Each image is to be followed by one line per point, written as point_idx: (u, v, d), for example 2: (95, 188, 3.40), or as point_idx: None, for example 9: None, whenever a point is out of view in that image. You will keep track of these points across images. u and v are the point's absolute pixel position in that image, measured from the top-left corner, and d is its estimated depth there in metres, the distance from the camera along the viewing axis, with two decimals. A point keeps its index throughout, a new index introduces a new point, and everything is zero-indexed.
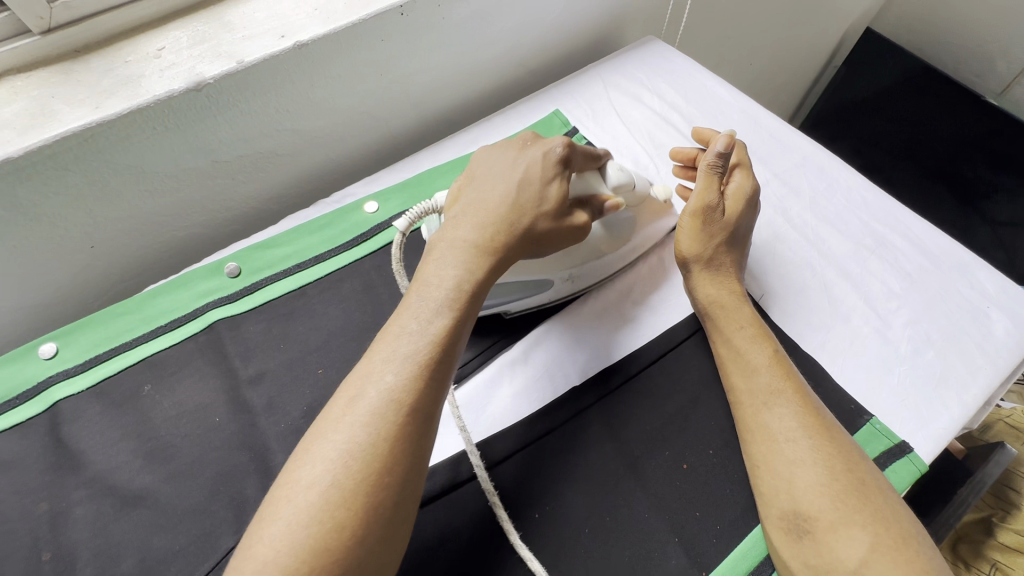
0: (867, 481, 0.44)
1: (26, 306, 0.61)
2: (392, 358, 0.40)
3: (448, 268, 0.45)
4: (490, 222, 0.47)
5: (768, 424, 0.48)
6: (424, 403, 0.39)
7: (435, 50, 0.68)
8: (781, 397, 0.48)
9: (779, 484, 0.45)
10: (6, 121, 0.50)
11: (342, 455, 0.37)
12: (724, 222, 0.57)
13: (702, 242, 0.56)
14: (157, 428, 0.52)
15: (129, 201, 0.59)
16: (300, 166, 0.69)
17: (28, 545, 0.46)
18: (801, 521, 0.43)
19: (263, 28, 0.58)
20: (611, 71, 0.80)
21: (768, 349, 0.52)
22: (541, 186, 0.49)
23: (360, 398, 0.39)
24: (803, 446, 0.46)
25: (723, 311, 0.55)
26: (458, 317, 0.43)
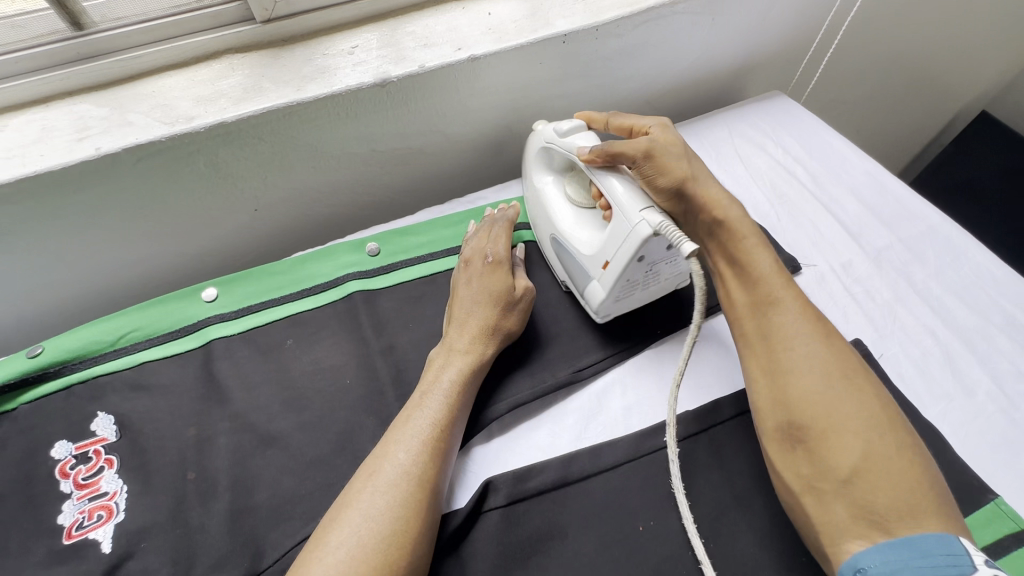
0: (861, 386, 0.45)
1: (190, 254, 0.68)
2: (407, 438, 0.47)
3: (444, 369, 0.52)
4: (472, 331, 0.55)
5: (774, 398, 0.46)
6: (431, 480, 0.45)
7: (581, 78, 0.73)
8: (779, 301, 0.50)
9: (775, 392, 0.46)
10: (223, 92, 0.58)
11: (365, 533, 0.41)
12: (702, 184, 0.56)
13: (672, 167, 0.56)
14: (294, 379, 0.56)
15: (296, 174, 0.66)
16: (439, 165, 0.75)
17: (176, 463, 0.51)
18: (794, 431, 0.45)
19: (442, 40, 0.64)
20: (737, 118, 0.83)
21: (780, 320, 0.49)
22: (505, 293, 0.57)
23: (379, 473, 0.45)
24: (798, 352, 0.47)
25: (729, 229, 0.54)
26: (452, 407, 0.50)
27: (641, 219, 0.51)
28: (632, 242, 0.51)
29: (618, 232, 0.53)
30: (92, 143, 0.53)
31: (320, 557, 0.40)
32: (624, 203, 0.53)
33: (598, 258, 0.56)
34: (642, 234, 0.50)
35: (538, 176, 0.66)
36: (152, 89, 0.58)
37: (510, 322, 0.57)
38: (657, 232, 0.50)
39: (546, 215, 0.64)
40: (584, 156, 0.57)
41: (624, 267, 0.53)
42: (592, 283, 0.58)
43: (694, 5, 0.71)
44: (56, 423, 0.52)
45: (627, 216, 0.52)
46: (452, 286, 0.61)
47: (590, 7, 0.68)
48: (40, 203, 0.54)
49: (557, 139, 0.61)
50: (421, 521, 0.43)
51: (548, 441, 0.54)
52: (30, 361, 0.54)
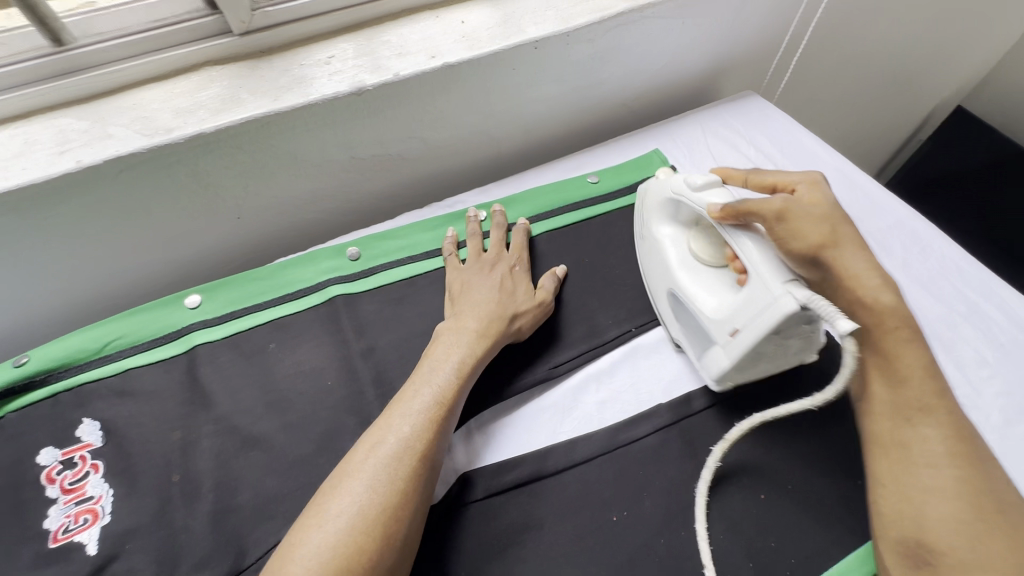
0: (1020, 525, 0.40)
1: (174, 263, 0.69)
2: (411, 411, 0.48)
3: (455, 348, 0.54)
4: (487, 317, 0.57)
5: (904, 513, 0.42)
6: (431, 454, 0.47)
7: (555, 83, 0.75)
8: (930, 416, 0.43)
9: (908, 511, 0.42)
10: (203, 103, 0.60)
11: (365, 501, 0.42)
12: (849, 261, 0.49)
13: (810, 231, 0.50)
14: (277, 382, 0.58)
15: (277, 182, 0.67)
16: (418, 170, 0.76)
17: (161, 466, 0.52)
18: (920, 549, 0.41)
19: (416, 48, 0.66)
20: (711, 119, 0.85)
21: (925, 433, 0.43)
22: (530, 300, 0.60)
23: (380, 444, 0.46)
24: (944, 473, 0.41)
25: (881, 325, 0.47)
26: (459, 387, 0.51)
27: (786, 291, 0.47)
28: (774, 316, 0.48)
29: (753, 300, 0.50)
30: (73, 156, 0.55)
31: (319, 523, 0.41)
32: (761, 269, 0.50)
33: (727, 324, 0.52)
34: (787, 308, 0.46)
35: (657, 224, 0.64)
36: (132, 102, 0.60)
37: (528, 324, 0.59)
38: (805, 307, 0.46)
39: (665, 270, 0.61)
40: (716, 211, 0.54)
41: (758, 339, 0.49)
42: (715, 348, 0.54)
43: (663, 9, 0.73)
44: (42, 430, 0.54)
45: (768, 285, 0.49)
46: (462, 273, 0.62)
47: (561, 14, 0.70)
48: (23, 216, 0.55)
49: (688, 194, 0.58)
50: (418, 493, 0.45)
51: (524, 436, 0.55)
52: (16, 370, 0.55)
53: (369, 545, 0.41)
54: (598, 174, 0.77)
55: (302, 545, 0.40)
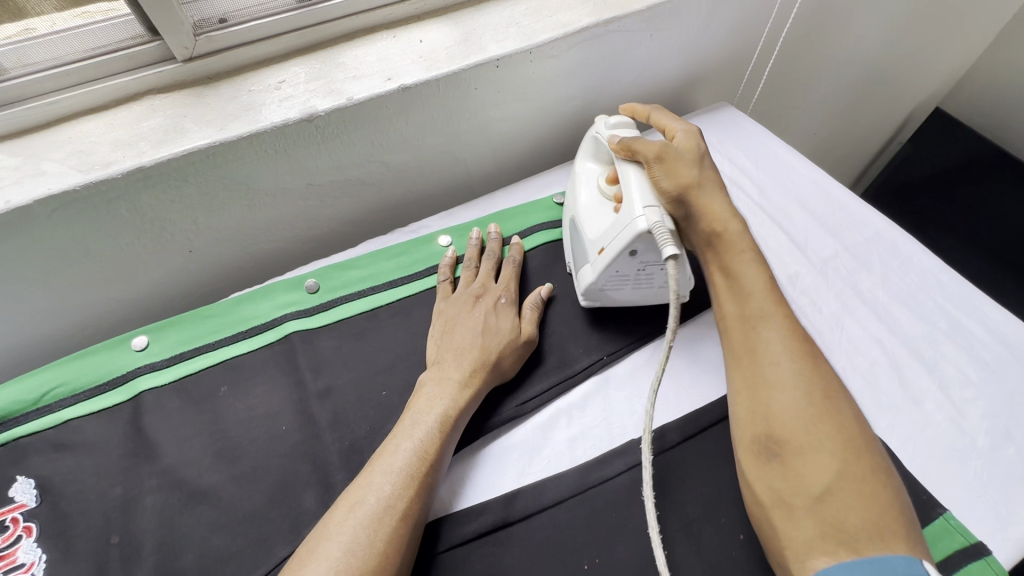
0: (842, 409, 0.45)
1: (123, 301, 0.66)
2: (392, 469, 0.46)
3: (438, 398, 0.51)
4: (470, 362, 0.54)
5: (755, 411, 0.46)
6: (413, 514, 0.44)
7: (521, 100, 0.73)
8: (770, 319, 0.50)
9: (757, 405, 0.46)
10: (144, 135, 0.57)
11: (340, 569, 0.40)
12: (706, 198, 0.56)
13: (681, 171, 0.56)
14: (227, 429, 0.54)
15: (230, 213, 0.64)
16: (381, 195, 0.73)
17: (99, 527, 0.49)
18: (772, 444, 0.44)
19: (372, 70, 0.63)
20: None
21: (766, 334, 0.49)
22: (512, 337, 0.58)
23: (360, 505, 0.44)
24: (784, 369, 0.47)
25: (725, 236, 0.55)
26: (444, 440, 0.49)
27: (641, 215, 0.53)
28: (627, 235, 0.53)
29: (618, 223, 0.55)
30: (2, 196, 0.52)
31: None
32: (633, 197, 0.55)
33: (596, 244, 0.58)
34: (638, 228, 0.52)
35: (579, 161, 0.68)
36: (68, 135, 0.57)
37: (512, 362, 0.57)
38: (651, 230, 0.52)
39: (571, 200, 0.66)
40: (615, 143, 0.60)
41: (614, 258, 0.55)
42: (586, 266, 0.60)
43: (629, 22, 0.71)
44: None
45: (630, 210, 0.54)
46: (449, 309, 0.60)
47: (523, 30, 0.67)
48: None
49: (604, 133, 0.64)
50: (398, 557, 0.42)
51: (489, 480, 0.52)
52: None
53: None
54: None
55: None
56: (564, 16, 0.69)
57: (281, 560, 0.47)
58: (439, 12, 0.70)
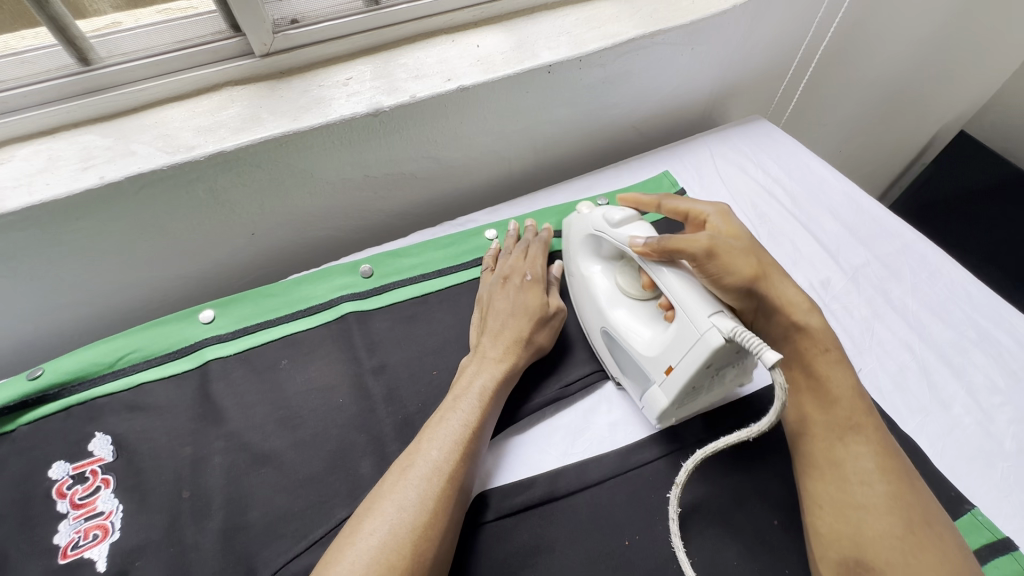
0: (936, 530, 0.44)
1: (188, 278, 0.70)
2: (439, 438, 0.48)
3: (477, 373, 0.54)
4: (505, 342, 0.56)
5: (841, 531, 0.46)
6: (459, 478, 0.47)
7: (566, 105, 0.76)
8: (859, 434, 0.49)
9: (844, 524, 0.46)
10: (224, 123, 0.61)
11: (394, 525, 0.43)
12: (777, 288, 0.54)
13: (740, 262, 0.53)
14: (288, 399, 0.58)
15: (293, 200, 0.68)
16: (430, 189, 0.77)
17: (171, 482, 0.52)
18: (860, 565, 0.44)
19: (432, 71, 0.67)
20: (719, 142, 0.86)
21: (854, 449, 0.48)
22: (541, 313, 0.59)
23: (411, 468, 0.46)
24: (876, 489, 0.46)
25: (811, 341, 0.53)
26: (486, 412, 0.51)
27: (710, 325, 0.48)
28: (702, 351, 0.48)
29: (682, 335, 0.50)
30: (96, 172, 0.56)
31: (348, 547, 0.42)
32: (687, 301, 0.50)
33: (659, 363, 0.52)
34: (714, 342, 0.47)
35: (586, 265, 0.63)
36: (154, 120, 0.61)
37: (544, 340, 0.59)
38: (731, 339, 0.47)
39: (595, 308, 0.60)
40: (639, 247, 0.54)
41: (692, 375, 0.49)
42: (651, 386, 0.53)
43: (674, 35, 0.75)
44: (54, 443, 0.54)
45: (693, 320, 0.49)
46: (483, 297, 0.63)
47: (574, 39, 0.71)
48: (45, 229, 0.56)
49: (608, 229, 0.59)
50: (446, 516, 0.45)
51: (534, 458, 0.55)
52: (30, 383, 0.56)
53: (401, 569, 0.41)
54: (607, 196, 0.78)
55: (338, 564, 0.41)
56: (612, 27, 0.73)
57: (340, 520, 0.50)
58: (494, 20, 0.74)
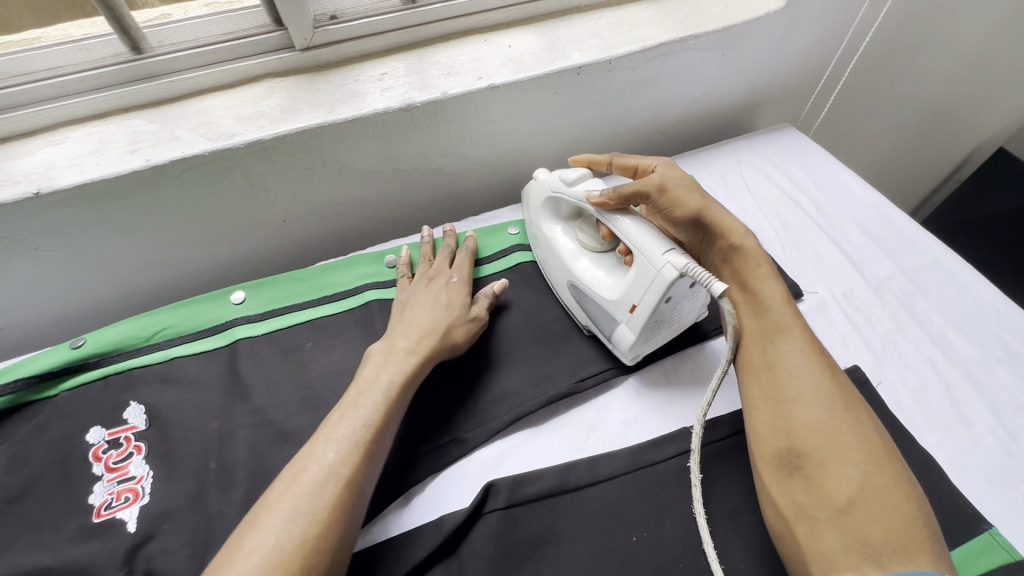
0: (861, 417, 0.47)
1: (221, 261, 0.73)
2: (338, 439, 0.47)
3: (382, 371, 0.53)
4: (420, 339, 0.57)
5: (775, 425, 0.49)
6: (355, 482, 0.45)
7: (594, 107, 0.77)
8: (789, 335, 0.53)
9: (778, 417, 0.49)
10: (264, 112, 0.63)
11: (285, 535, 0.41)
12: (717, 215, 0.61)
13: (687, 198, 0.62)
14: (312, 380, 0.60)
15: (324, 189, 0.70)
16: (456, 185, 0.79)
17: (199, 452, 0.54)
18: (793, 457, 0.47)
19: (464, 69, 0.69)
20: (746, 149, 0.86)
21: (784, 347, 0.52)
22: (461, 313, 0.61)
23: (304, 471, 0.45)
24: (805, 383, 0.50)
25: (744, 259, 0.59)
26: (387, 410, 0.50)
27: (664, 261, 0.53)
28: (659, 285, 0.53)
29: (642, 275, 0.55)
30: (143, 155, 0.59)
31: (236, 557, 0.40)
32: (644, 246, 0.55)
33: (624, 303, 0.57)
34: (670, 276, 0.52)
35: (545, 224, 0.68)
36: (199, 108, 0.64)
37: (461, 336, 0.60)
38: (682, 274, 0.52)
39: (562, 266, 0.65)
40: (595, 200, 0.60)
41: (653, 310, 0.54)
42: (618, 326, 0.59)
43: (704, 41, 0.75)
44: (92, 409, 0.57)
45: (649, 258, 0.54)
46: (403, 299, 0.63)
47: (604, 42, 0.72)
48: (93, 207, 0.59)
49: (564, 189, 0.64)
50: (338, 525, 0.43)
51: (547, 450, 0.56)
52: (74, 352, 0.59)
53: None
54: None
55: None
56: (643, 31, 0.74)
57: None
58: (526, 21, 0.75)
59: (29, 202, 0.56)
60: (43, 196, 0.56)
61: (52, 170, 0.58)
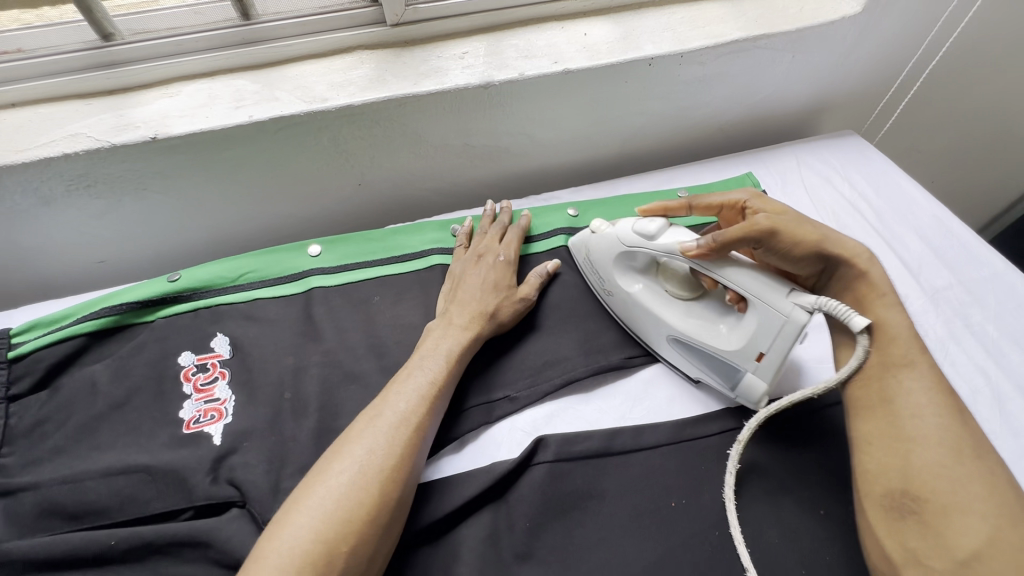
0: (990, 469, 0.44)
1: (298, 217, 0.78)
2: (406, 391, 0.52)
3: (445, 338, 0.58)
4: (474, 318, 0.60)
5: (890, 464, 0.47)
6: (423, 431, 0.50)
7: (660, 99, 0.79)
8: (910, 369, 0.50)
9: (894, 458, 0.47)
10: (354, 81, 0.68)
11: (362, 467, 0.46)
12: (836, 240, 0.56)
13: (801, 233, 0.56)
14: (378, 330, 0.65)
15: (399, 158, 0.75)
16: (519, 165, 0.82)
17: (275, 383, 0.60)
18: (907, 499, 0.45)
19: (540, 53, 0.72)
20: (807, 152, 0.87)
21: (905, 384, 0.49)
22: (510, 293, 0.64)
23: (378, 417, 0.50)
24: (925, 424, 0.47)
25: (867, 286, 0.55)
26: (448, 372, 0.55)
27: (793, 304, 0.51)
28: (793, 330, 0.51)
29: (766, 322, 0.53)
30: (247, 111, 0.65)
31: (321, 482, 0.45)
32: (762, 293, 0.52)
33: (749, 352, 0.54)
34: (803, 320, 0.50)
35: (625, 282, 0.63)
36: (295, 73, 0.69)
37: (508, 316, 0.63)
38: (815, 312, 0.50)
39: (653, 317, 0.61)
40: (693, 252, 0.54)
41: (785, 356, 0.52)
42: (742, 377, 0.55)
43: (776, 41, 0.76)
44: (183, 336, 0.63)
45: (773, 306, 0.51)
46: (455, 272, 0.67)
47: (677, 36, 0.75)
48: (198, 155, 0.65)
49: (647, 244, 0.59)
50: (410, 465, 0.48)
51: (593, 416, 0.59)
52: (170, 285, 0.65)
53: (373, 502, 0.44)
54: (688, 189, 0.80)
55: (311, 498, 0.44)
56: (716, 28, 0.75)
57: None
58: (603, 11, 0.78)
59: (146, 144, 0.62)
60: (159, 140, 0.62)
61: (167, 118, 0.64)
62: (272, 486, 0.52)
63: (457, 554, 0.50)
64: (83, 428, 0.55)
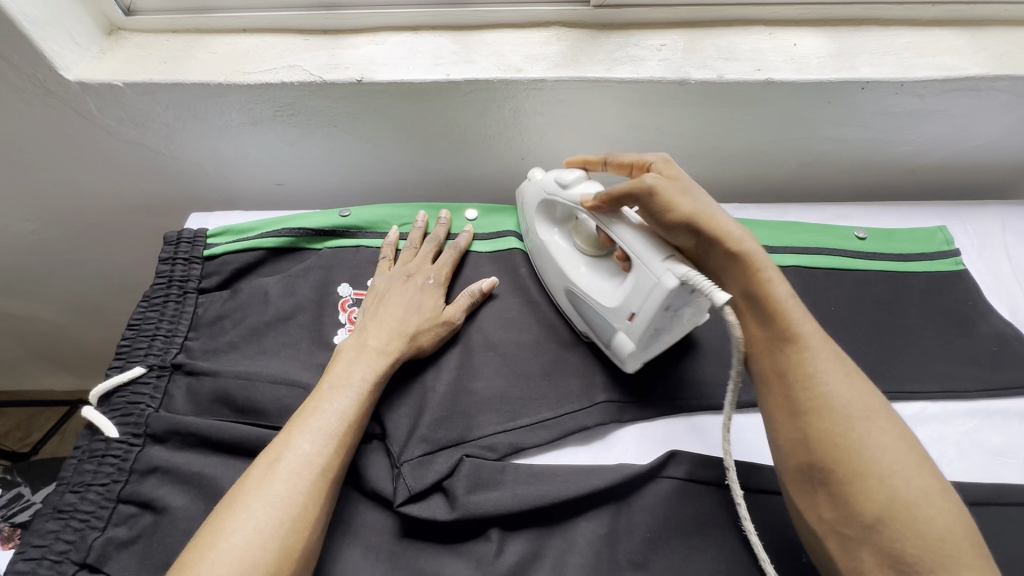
0: (877, 426, 0.45)
1: (456, 179, 0.80)
2: (312, 431, 0.49)
3: (355, 370, 0.54)
4: (388, 343, 0.57)
5: (796, 440, 0.47)
6: (333, 472, 0.48)
7: (860, 127, 0.72)
8: (799, 338, 0.49)
9: (797, 436, 0.47)
10: (548, 56, 0.68)
11: (270, 518, 0.44)
12: (717, 213, 0.52)
13: (679, 203, 0.52)
14: (520, 305, 0.65)
15: (567, 140, 0.74)
16: (684, 169, 0.79)
17: None
18: (818, 473, 0.45)
19: (744, 57, 0.68)
20: (1016, 216, 0.76)
21: (799, 356, 0.48)
22: (432, 311, 0.61)
23: (279, 460, 0.47)
24: (817, 393, 0.47)
25: (750, 261, 0.51)
26: (361, 405, 0.52)
27: (663, 273, 0.50)
28: (658, 295, 0.50)
29: (639, 283, 0.52)
30: (444, 70, 0.67)
31: (221, 535, 0.42)
32: (642, 253, 0.52)
33: (622, 310, 0.54)
34: (669, 285, 0.49)
35: (542, 230, 0.65)
36: (492, 40, 0.70)
37: (430, 340, 0.59)
38: (683, 282, 0.49)
39: (557, 271, 0.62)
40: (589, 203, 0.56)
41: (649, 321, 0.51)
42: (619, 335, 0.55)
43: (1016, 85, 0.67)
44: (346, 269, 0.67)
45: (649, 268, 0.51)
46: (379, 286, 0.63)
47: (900, 62, 0.67)
48: (391, 103, 0.68)
49: (558, 191, 0.60)
50: (320, 510, 0.46)
51: (723, 443, 0.56)
52: (341, 219, 0.70)
53: (275, 554, 0.42)
54: (866, 230, 0.73)
55: (227, 530, 0.43)
56: (949, 60, 0.67)
57: (545, 419, 0.56)
58: (817, 23, 0.72)
59: (351, 85, 0.66)
60: (363, 83, 0.66)
61: (372, 64, 0.67)
62: (409, 430, 0.55)
63: (572, 544, 0.49)
64: (253, 331, 0.61)
